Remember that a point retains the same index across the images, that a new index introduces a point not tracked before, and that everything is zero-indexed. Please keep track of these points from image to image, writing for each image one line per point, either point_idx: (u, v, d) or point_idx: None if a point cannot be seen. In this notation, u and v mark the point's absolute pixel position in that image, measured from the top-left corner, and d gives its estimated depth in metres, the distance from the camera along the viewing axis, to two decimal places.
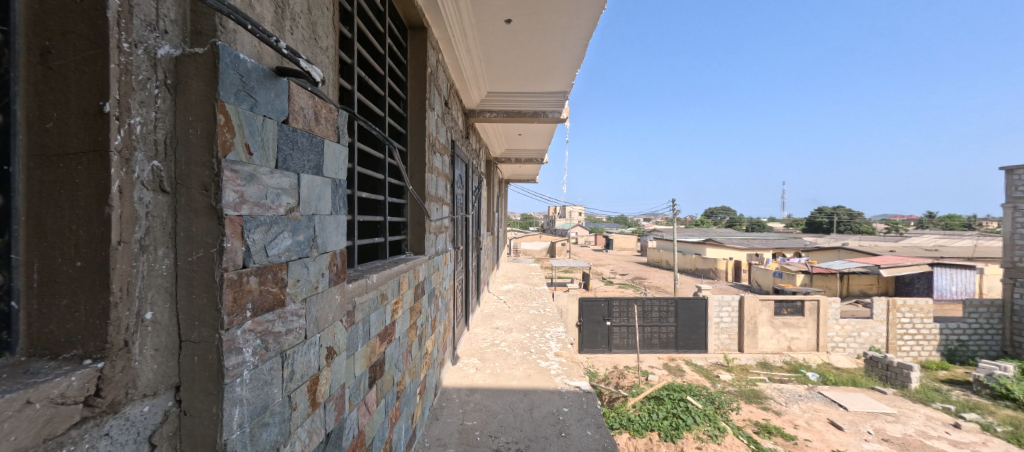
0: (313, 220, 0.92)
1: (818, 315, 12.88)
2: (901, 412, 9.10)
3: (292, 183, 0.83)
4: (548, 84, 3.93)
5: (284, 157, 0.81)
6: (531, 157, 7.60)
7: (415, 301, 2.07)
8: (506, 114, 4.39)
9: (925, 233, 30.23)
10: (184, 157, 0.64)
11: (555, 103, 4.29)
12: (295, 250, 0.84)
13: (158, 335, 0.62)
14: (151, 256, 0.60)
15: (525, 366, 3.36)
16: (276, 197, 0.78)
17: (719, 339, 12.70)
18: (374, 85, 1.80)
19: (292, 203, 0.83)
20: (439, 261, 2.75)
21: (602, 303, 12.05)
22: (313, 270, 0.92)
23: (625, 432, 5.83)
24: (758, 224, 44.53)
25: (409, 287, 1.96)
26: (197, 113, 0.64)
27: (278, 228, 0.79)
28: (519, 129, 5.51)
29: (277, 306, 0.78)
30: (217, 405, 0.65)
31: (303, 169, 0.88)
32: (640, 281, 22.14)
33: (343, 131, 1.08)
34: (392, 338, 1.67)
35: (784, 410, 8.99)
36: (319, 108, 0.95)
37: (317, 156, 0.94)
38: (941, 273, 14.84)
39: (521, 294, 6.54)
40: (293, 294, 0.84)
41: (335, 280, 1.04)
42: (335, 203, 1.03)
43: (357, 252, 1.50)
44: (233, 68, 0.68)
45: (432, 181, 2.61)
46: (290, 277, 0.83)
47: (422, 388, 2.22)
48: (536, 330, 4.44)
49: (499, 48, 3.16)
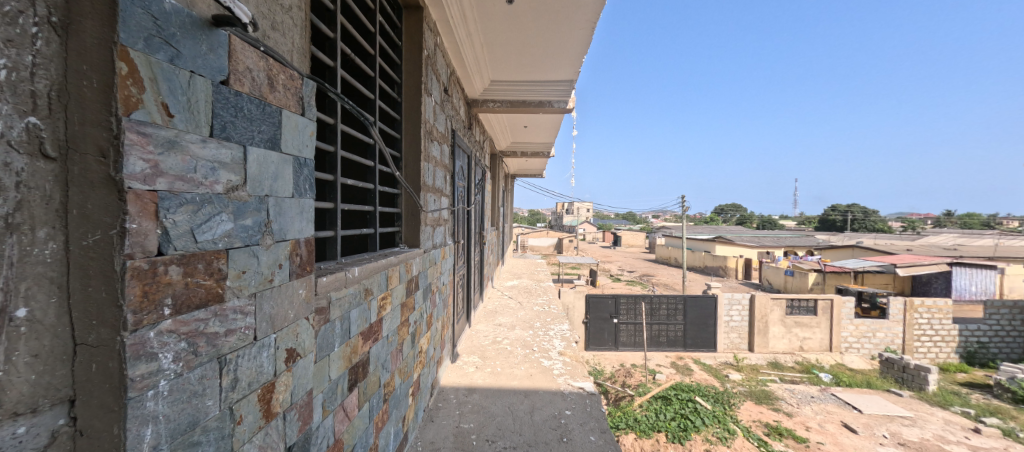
0: (267, 203, 0.79)
1: (831, 315, 12.68)
2: (918, 416, 8.87)
3: (234, 158, 0.70)
4: (554, 72, 3.74)
5: (222, 124, 0.68)
6: (538, 151, 7.46)
7: (407, 296, 1.94)
8: (510, 103, 4.22)
9: (943, 233, 29.63)
10: (77, 115, 0.51)
11: (562, 92, 4.10)
12: (239, 237, 0.71)
13: (40, 337, 0.48)
14: (27, 237, 0.46)
15: (527, 365, 3.23)
16: (210, 173, 0.65)
17: (729, 338, 12.59)
18: (361, 64, 1.66)
19: (233, 180, 0.70)
20: (437, 254, 2.62)
21: (609, 300, 12.01)
22: (265, 261, 0.78)
23: (631, 432, 5.69)
24: (770, 221, 44.03)
25: (400, 280, 1.83)
26: (92, 60, 0.51)
27: (212, 208, 0.65)
28: (525, 121, 5.37)
29: (212, 302, 0.65)
30: (119, 426, 0.52)
31: (250, 141, 0.74)
32: (647, 279, 22.02)
33: (310, 104, 0.95)
34: (378, 337, 1.54)
35: (796, 412, 8.84)
36: (275, 73, 0.81)
37: (271, 127, 0.80)
38: (959, 273, 14.52)
39: (526, 290, 6.41)
40: (236, 288, 0.71)
41: (297, 273, 0.90)
42: (298, 185, 0.90)
43: (339, 243, 1.39)
44: (140, 6, 0.54)
45: (428, 171, 2.47)
46: (232, 268, 0.70)
47: (415, 389, 2.10)
48: (539, 327, 4.30)
49: (501, 31, 2.99)
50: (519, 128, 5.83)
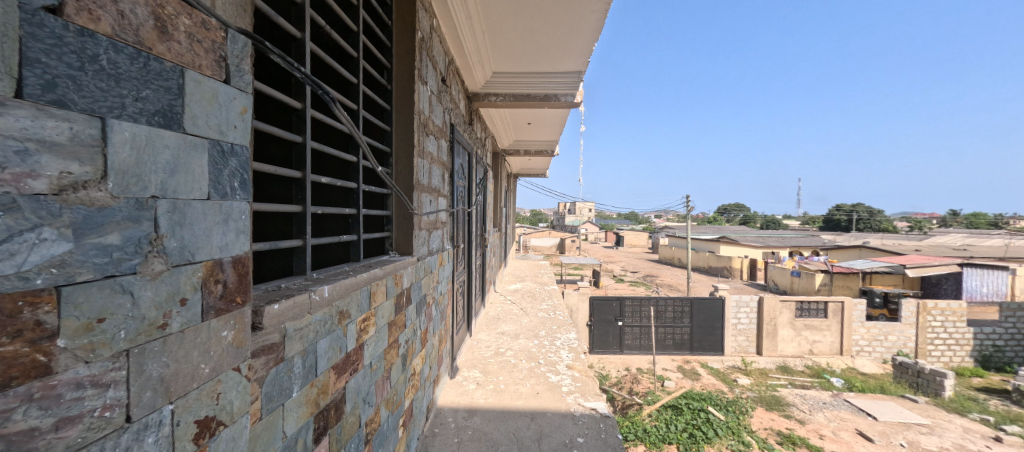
0: (156, 210, 0.52)
1: (841, 317, 12.40)
2: (936, 423, 8.58)
3: (77, 136, 0.44)
4: (562, 62, 3.46)
5: (44, 78, 0.41)
6: (541, 149, 7.19)
7: (396, 313, 1.68)
8: (514, 98, 3.95)
9: (951, 232, 29.26)
10: None
11: (570, 85, 3.80)
12: (90, 262, 0.44)
13: None
14: None
15: (533, 381, 2.96)
16: (15, 160, 0.39)
17: (736, 341, 12.31)
18: (341, 42, 1.40)
19: (74, 174, 0.43)
20: (433, 262, 2.35)
21: (614, 302, 11.81)
22: (150, 298, 0.51)
23: (641, 444, 5.40)
24: (774, 221, 43.83)
25: (388, 295, 1.56)
26: None
27: (18, 217, 0.38)
28: (529, 118, 5.10)
29: (26, 379, 0.39)
30: None
31: (115, 111, 0.48)
32: (651, 279, 21.79)
33: (241, 69, 0.68)
34: (357, 367, 1.28)
35: (808, 419, 8.56)
36: (168, 11, 0.54)
37: (160, 94, 0.53)
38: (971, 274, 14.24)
39: (529, 294, 6.14)
40: (84, 350, 0.44)
41: (220, 309, 0.63)
42: (219, 181, 0.63)
43: (310, 257, 1.16)
44: None
45: (423, 168, 2.21)
46: (74, 316, 0.43)
47: (407, 419, 1.83)
48: (545, 336, 4.03)
49: (505, 15, 2.70)
50: (522, 125, 5.57)
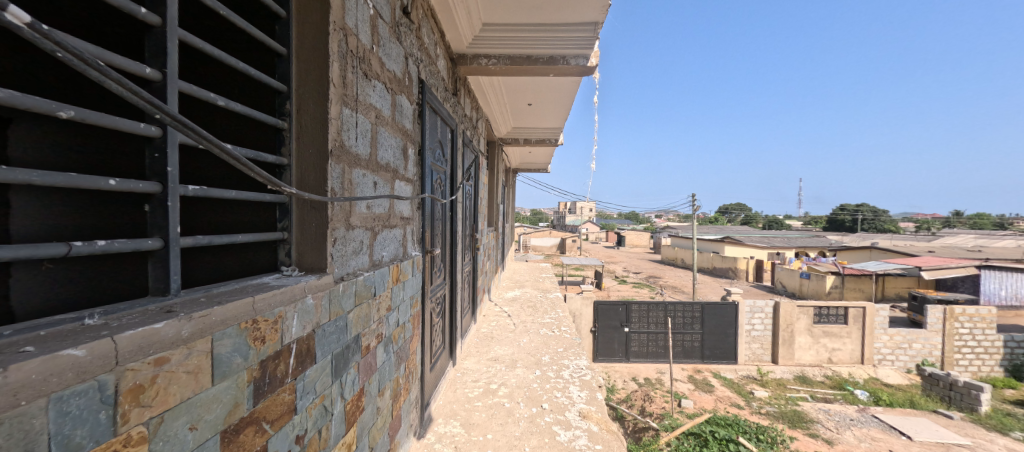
0: None
1: (862, 324, 11.59)
2: (978, 444, 7.77)
3: None
4: (575, 10, 2.58)
5: None
6: (543, 138, 6.37)
7: (267, 393, 0.84)
8: (510, 60, 3.09)
9: (962, 233, 28.46)
10: None
11: (583, 44, 2.93)
12: None
13: None
14: None
15: (536, 441, 2.12)
16: None
17: (750, 349, 11.46)
18: None
19: None
20: (380, 280, 1.50)
21: (620, 307, 10.98)
22: None
23: None
24: (776, 222, 43.16)
25: (223, 374, 0.71)
26: None
27: None
28: (529, 97, 4.29)
29: None
30: None
31: None
32: (655, 281, 20.96)
33: None
34: None
35: (836, 439, 7.72)
36: None
37: None
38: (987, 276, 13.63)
39: (529, 304, 5.27)
40: None
41: None
42: None
43: None
44: None
45: (358, 129, 1.35)
46: None
47: None
48: (549, 363, 3.20)
49: None
50: (522, 107, 4.75)
